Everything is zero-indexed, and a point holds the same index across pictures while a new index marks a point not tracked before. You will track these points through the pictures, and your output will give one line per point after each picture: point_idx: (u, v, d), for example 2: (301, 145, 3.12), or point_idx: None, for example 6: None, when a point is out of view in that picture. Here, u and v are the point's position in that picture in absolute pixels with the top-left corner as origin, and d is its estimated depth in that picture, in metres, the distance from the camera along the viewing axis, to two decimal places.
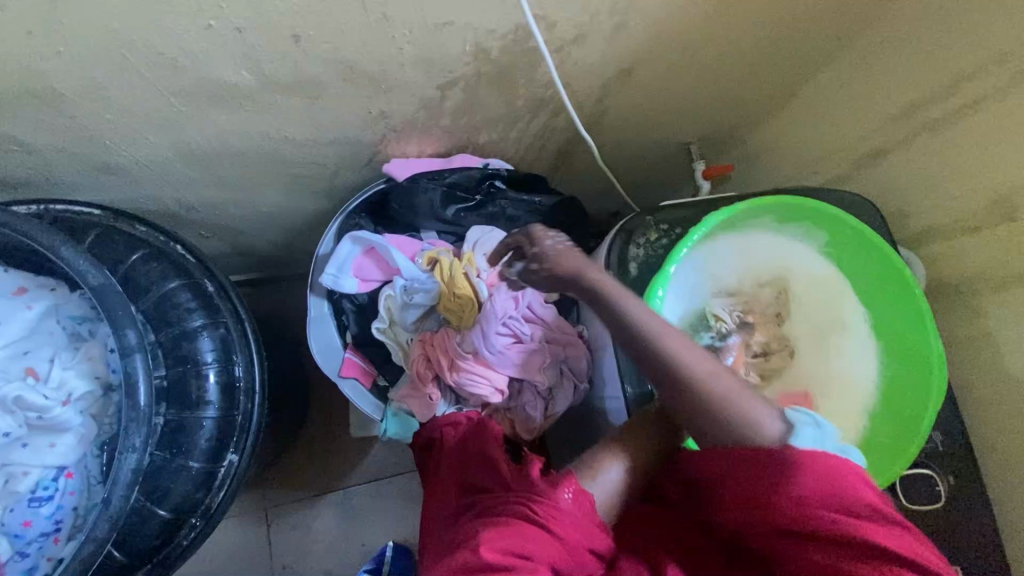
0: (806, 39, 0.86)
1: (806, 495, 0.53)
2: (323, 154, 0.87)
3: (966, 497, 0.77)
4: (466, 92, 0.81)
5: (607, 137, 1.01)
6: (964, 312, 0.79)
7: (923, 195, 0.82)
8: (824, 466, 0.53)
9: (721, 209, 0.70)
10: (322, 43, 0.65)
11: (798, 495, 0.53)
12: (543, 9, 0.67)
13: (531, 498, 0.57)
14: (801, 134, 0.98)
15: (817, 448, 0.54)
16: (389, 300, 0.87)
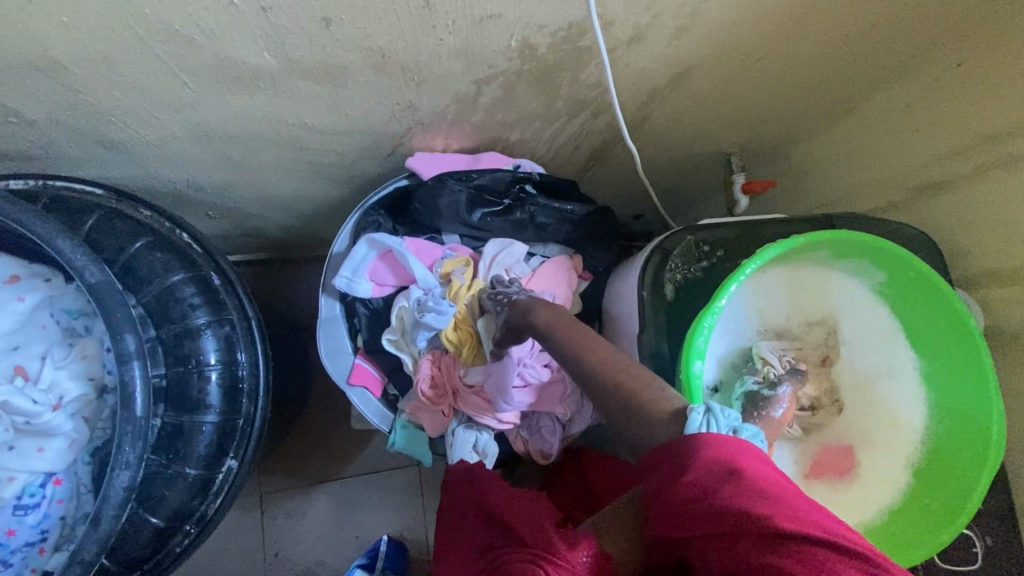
0: (878, 53, 0.78)
1: (743, 509, 0.42)
2: (343, 143, 0.81)
3: (1003, 560, 0.72)
4: (505, 88, 0.74)
5: (645, 142, 0.94)
6: (1020, 364, 0.74)
7: (988, 233, 0.75)
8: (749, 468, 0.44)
9: (778, 243, 0.64)
10: (355, 28, 0.58)
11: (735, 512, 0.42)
12: (603, 6, 0.60)
13: (546, 559, 0.53)
14: (855, 154, 0.92)
15: (736, 453, 0.46)
16: (402, 310, 0.82)
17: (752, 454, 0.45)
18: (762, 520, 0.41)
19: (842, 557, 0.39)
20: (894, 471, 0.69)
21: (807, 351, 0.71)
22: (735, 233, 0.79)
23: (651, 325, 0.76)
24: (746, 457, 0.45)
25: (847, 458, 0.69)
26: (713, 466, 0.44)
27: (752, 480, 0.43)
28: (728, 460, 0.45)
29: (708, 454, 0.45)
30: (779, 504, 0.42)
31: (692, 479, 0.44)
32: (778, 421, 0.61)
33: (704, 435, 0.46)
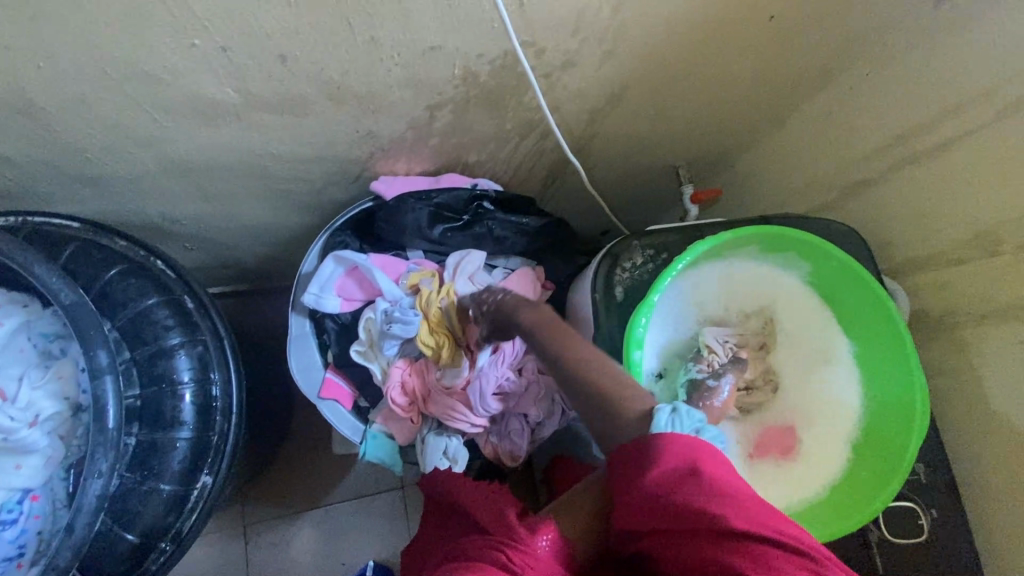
0: (795, 70, 0.86)
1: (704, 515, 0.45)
2: (310, 171, 0.87)
3: (949, 529, 0.76)
4: (455, 113, 0.81)
5: (596, 158, 1.01)
6: (947, 343, 0.79)
7: (907, 224, 0.82)
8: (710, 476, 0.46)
9: (708, 238, 0.70)
10: (309, 63, 0.64)
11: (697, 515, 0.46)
12: (532, 35, 0.68)
13: (509, 545, 0.55)
14: (789, 161, 0.99)
15: (701, 455, 0.48)
16: (369, 323, 0.86)
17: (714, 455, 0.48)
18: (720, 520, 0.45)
19: (783, 555, 0.44)
20: (838, 445, 0.73)
21: (747, 338, 0.76)
22: (677, 236, 0.85)
23: (605, 326, 0.81)
24: (709, 459, 0.48)
25: (790, 438, 0.74)
26: (679, 467, 0.47)
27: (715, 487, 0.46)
28: (693, 461, 0.47)
29: (675, 454, 0.47)
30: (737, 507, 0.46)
31: (662, 480, 0.47)
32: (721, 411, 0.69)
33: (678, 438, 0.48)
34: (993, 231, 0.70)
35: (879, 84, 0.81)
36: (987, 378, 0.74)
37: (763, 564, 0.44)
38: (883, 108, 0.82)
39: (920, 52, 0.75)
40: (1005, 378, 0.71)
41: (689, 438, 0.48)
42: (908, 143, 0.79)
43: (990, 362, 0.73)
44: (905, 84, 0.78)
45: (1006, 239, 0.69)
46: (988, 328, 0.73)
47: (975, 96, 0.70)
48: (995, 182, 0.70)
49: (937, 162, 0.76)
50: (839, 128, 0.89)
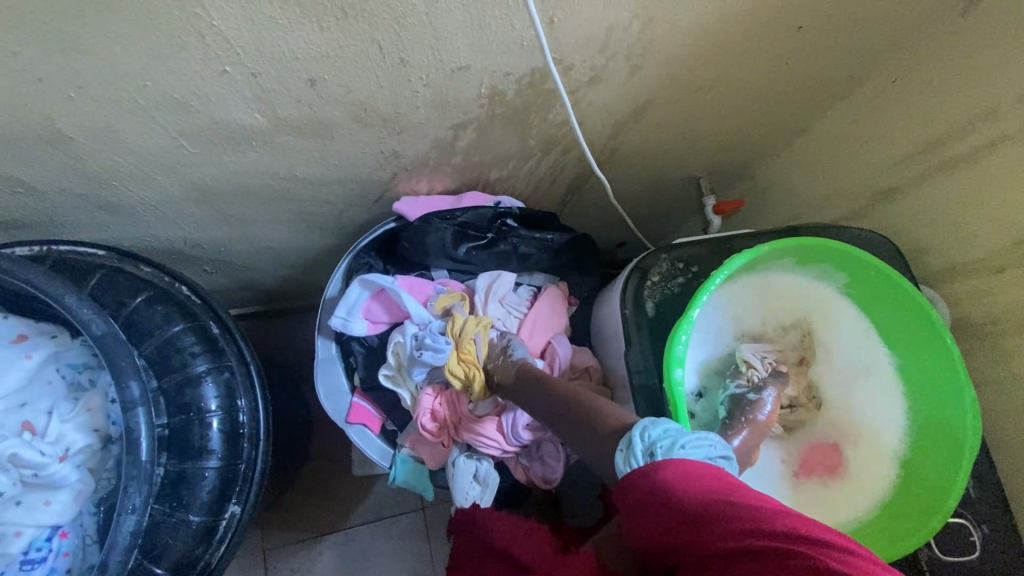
0: (819, 79, 0.85)
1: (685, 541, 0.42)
2: (333, 192, 0.86)
3: (1004, 549, 0.72)
4: (479, 131, 0.80)
5: (617, 172, 1.00)
6: (990, 353, 0.76)
7: (941, 232, 0.80)
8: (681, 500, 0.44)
9: (743, 252, 0.69)
10: (338, 86, 0.64)
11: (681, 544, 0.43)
12: (559, 53, 0.67)
13: None
14: (813, 170, 0.98)
15: (670, 478, 0.46)
16: (397, 346, 0.83)
17: (687, 475, 0.46)
18: (701, 545, 0.41)
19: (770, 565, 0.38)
20: (880, 462, 0.72)
21: (787, 352, 0.75)
22: (706, 249, 0.83)
23: (635, 342, 0.79)
24: (683, 481, 0.45)
25: (836, 456, 0.72)
26: (649, 500, 0.46)
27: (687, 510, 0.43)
28: (662, 489, 0.45)
29: (641, 488, 0.47)
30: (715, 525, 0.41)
31: (641, 519, 0.46)
32: (766, 425, 0.67)
33: (626, 476, 0.49)
34: None
35: (906, 91, 0.80)
36: None
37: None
38: (911, 115, 0.80)
39: (951, 58, 0.74)
40: None
41: (648, 470, 0.47)
42: (940, 150, 0.78)
43: None
44: (933, 91, 0.77)
45: None
46: None
47: (1010, 101, 0.69)
48: None
49: (971, 169, 0.75)
50: (865, 136, 0.88)
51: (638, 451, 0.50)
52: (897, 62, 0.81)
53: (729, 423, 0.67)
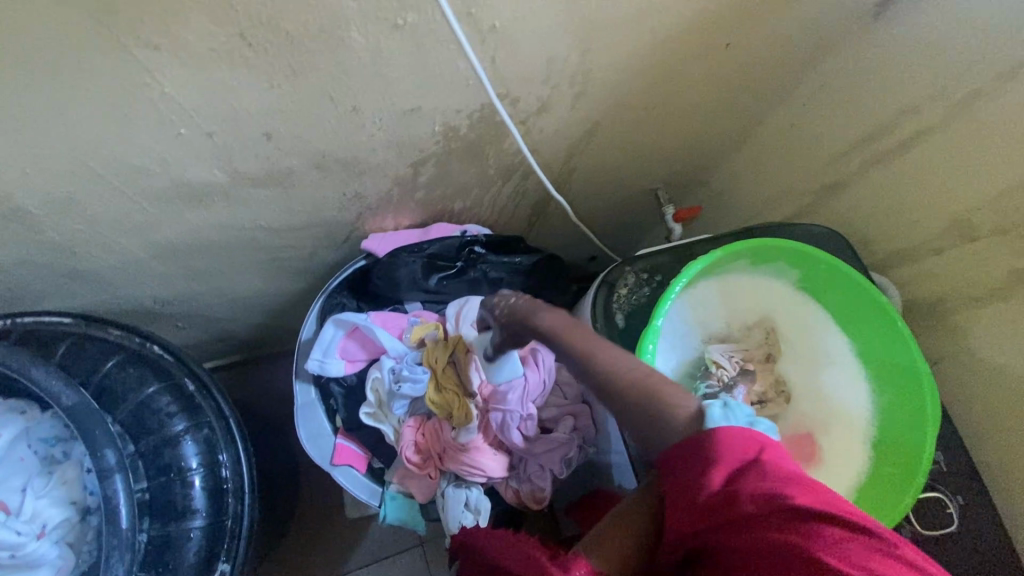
0: (754, 89, 0.90)
1: (775, 497, 0.42)
2: (301, 236, 0.87)
3: (978, 518, 0.75)
4: (438, 166, 0.83)
5: (577, 191, 1.03)
6: (943, 331, 0.80)
7: (884, 221, 0.85)
8: (772, 464, 0.44)
9: (699, 259, 0.72)
10: (294, 137, 0.66)
11: (767, 499, 0.42)
12: (506, 88, 0.70)
13: None
14: (763, 172, 1.02)
15: (754, 441, 0.46)
16: (376, 382, 0.84)
17: (767, 448, 0.47)
18: (791, 500, 0.41)
19: (855, 535, 0.40)
20: (854, 447, 0.74)
21: (752, 351, 0.78)
22: (668, 257, 0.86)
23: None
24: (765, 450, 0.46)
25: (809, 446, 0.74)
26: (740, 455, 0.45)
27: (779, 473, 0.44)
28: (752, 450, 0.46)
29: (730, 442, 0.46)
30: (808, 490, 0.43)
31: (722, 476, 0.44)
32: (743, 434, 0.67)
33: (721, 428, 0.47)
34: (968, 218, 0.73)
35: (833, 94, 0.86)
36: (987, 360, 0.75)
37: (840, 546, 0.39)
38: (840, 115, 0.86)
39: (868, 62, 0.80)
40: (1004, 357, 0.73)
41: (741, 428, 0.47)
42: (871, 145, 0.83)
43: (989, 344, 0.74)
44: (856, 92, 0.83)
45: (980, 225, 0.72)
46: (982, 311, 0.74)
47: (924, 98, 0.75)
48: (958, 173, 0.73)
49: (901, 161, 0.80)
50: (802, 138, 0.93)
51: (726, 405, 0.49)
52: (821, 69, 0.87)
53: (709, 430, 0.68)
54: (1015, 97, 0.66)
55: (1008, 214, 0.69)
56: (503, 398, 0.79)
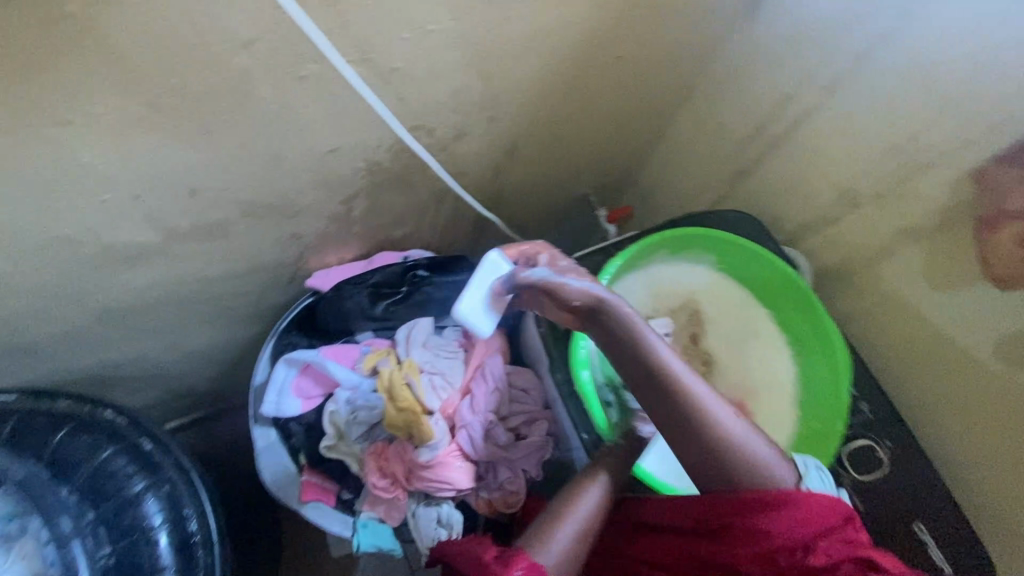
0: (656, 95, 0.98)
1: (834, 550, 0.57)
2: (245, 282, 0.90)
3: (906, 457, 0.81)
4: (369, 199, 0.86)
5: (511, 206, 1.09)
6: (847, 292, 0.87)
7: (785, 200, 0.92)
8: (838, 519, 0.59)
9: (616, 257, 0.79)
10: (221, 189, 0.69)
11: (829, 553, 0.57)
12: (419, 120, 0.75)
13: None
14: (680, 169, 1.10)
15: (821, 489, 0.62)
16: (333, 415, 0.86)
17: (835, 499, 0.61)
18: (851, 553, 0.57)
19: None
20: (784, 409, 0.80)
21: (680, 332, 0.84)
22: None
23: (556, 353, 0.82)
24: (839, 503, 0.61)
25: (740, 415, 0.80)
26: (824, 513, 0.59)
27: (841, 533, 0.59)
28: (831, 502, 0.60)
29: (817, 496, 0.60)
30: (858, 538, 0.59)
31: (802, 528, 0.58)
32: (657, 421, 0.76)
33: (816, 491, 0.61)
34: (849, 188, 0.82)
35: (723, 92, 0.95)
36: (887, 312, 0.82)
37: None
38: (732, 110, 0.94)
39: (747, 60, 0.88)
40: (901, 308, 0.80)
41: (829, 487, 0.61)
42: (763, 132, 0.91)
43: (887, 297, 0.82)
44: (741, 88, 0.91)
45: (860, 192, 0.80)
46: (877, 270, 0.82)
47: (797, 86, 0.83)
48: (834, 149, 0.82)
49: (788, 144, 0.88)
50: (707, 133, 1.01)
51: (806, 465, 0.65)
52: (711, 70, 0.95)
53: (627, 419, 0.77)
54: (867, 78, 0.75)
55: (881, 180, 0.77)
56: (459, 413, 0.88)
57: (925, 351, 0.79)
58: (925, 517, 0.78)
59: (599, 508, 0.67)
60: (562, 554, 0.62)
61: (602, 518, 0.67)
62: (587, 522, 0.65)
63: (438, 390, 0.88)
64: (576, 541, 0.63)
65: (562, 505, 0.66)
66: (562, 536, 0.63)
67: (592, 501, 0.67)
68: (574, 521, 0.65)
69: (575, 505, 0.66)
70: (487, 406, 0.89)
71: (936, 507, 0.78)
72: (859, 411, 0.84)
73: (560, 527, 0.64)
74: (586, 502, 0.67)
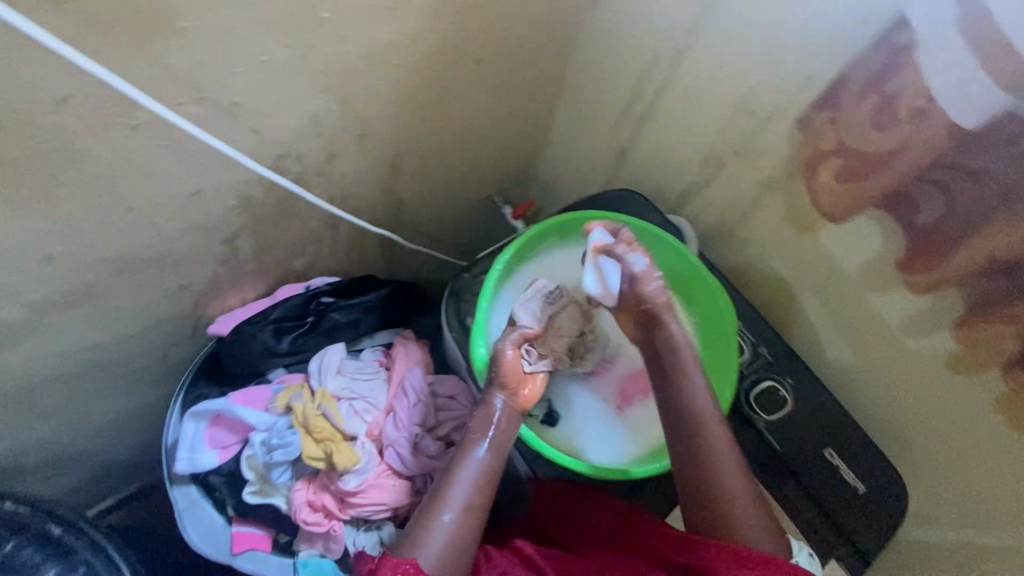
0: (530, 90, 0.99)
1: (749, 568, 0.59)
2: (141, 340, 0.87)
3: (807, 390, 0.86)
4: (253, 236, 0.85)
5: (413, 219, 1.08)
6: (731, 250, 0.91)
7: (665, 172, 0.96)
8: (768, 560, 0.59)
9: (504, 251, 0.81)
10: (80, 253, 0.67)
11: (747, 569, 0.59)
12: (282, 150, 0.73)
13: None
14: (574, 154, 1.12)
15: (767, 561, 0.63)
16: (251, 460, 0.85)
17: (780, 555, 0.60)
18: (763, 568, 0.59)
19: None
20: None
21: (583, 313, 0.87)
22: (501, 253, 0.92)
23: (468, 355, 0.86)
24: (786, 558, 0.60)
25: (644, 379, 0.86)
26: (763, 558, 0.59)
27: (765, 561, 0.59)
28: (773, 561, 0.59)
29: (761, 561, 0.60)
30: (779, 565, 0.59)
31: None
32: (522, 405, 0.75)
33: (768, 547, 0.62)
34: (712, 151, 0.86)
35: (590, 77, 0.97)
36: (767, 261, 0.86)
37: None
38: (601, 93, 0.97)
39: (603, 45, 0.91)
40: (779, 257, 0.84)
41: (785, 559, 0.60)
42: (631, 111, 0.94)
43: (765, 249, 0.85)
44: (603, 72, 0.94)
45: (721, 154, 0.84)
46: (751, 224, 0.85)
47: (648, 64, 0.86)
48: (691, 117, 0.85)
49: (653, 118, 0.92)
50: (587, 118, 1.03)
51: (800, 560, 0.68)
52: (577, 58, 0.97)
53: (489, 385, 0.75)
54: (703, 48, 0.78)
55: (735, 140, 0.81)
56: (384, 432, 0.87)
57: (809, 292, 0.83)
58: (829, 440, 0.84)
59: (477, 486, 0.67)
60: (439, 548, 0.62)
61: (483, 494, 0.67)
62: (465, 506, 0.65)
63: (363, 414, 0.88)
64: (457, 529, 0.64)
65: (434, 497, 0.66)
66: (438, 529, 0.63)
67: (467, 483, 0.67)
68: (448, 510, 0.64)
69: (448, 493, 0.66)
70: (411, 420, 0.88)
71: (835, 429, 0.84)
72: (760, 356, 0.88)
73: (434, 521, 0.64)
74: (457, 486, 0.66)
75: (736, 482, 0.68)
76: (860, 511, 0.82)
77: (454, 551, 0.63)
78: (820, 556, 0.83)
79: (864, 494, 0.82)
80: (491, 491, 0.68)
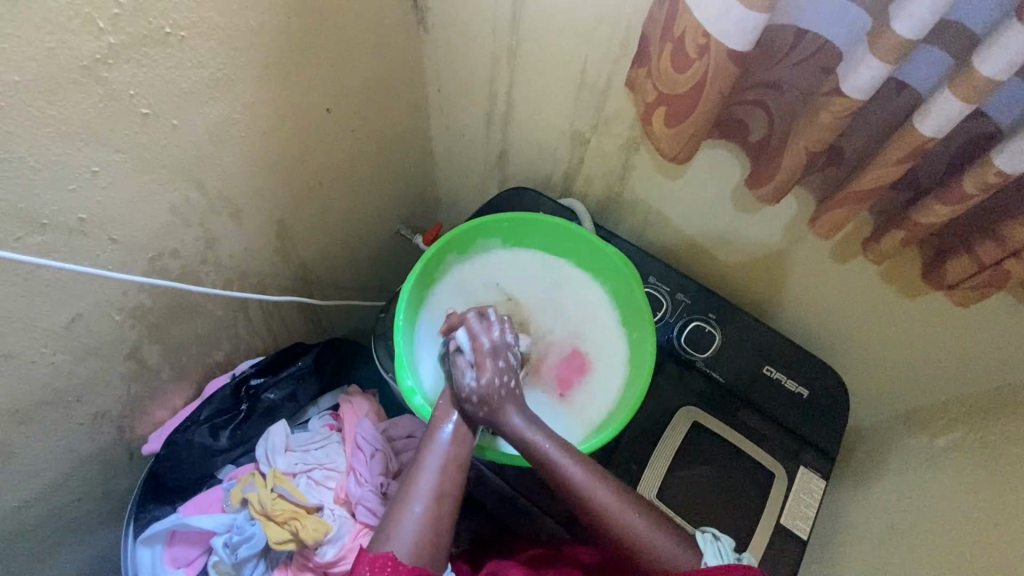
0: (400, 121, 1.01)
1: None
2: (70, 482, 0.82)
3: (728, 318, 0.90)
4: (157, 344, 0.82)
5: (325, 276, 1.07)
6: (628, 210, 0.96)
7: (544, 160, 0.99)
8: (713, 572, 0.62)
9: (404, 282, 0.81)
10: None
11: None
12: (153, 249, 0.72)
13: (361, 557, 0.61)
14: (463, 167, 1.14)
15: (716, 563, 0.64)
16: (218, 566, 0.83)
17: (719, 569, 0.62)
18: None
19: None
20: (609, 335, 0.89)
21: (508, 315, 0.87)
22: None
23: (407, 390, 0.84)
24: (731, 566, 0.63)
25: (577, 359, 0.88)
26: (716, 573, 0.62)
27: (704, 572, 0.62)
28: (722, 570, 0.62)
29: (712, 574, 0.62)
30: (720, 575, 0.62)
31: None
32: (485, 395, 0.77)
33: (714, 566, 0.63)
34: (576, 129, 0.89)
35: (451, 94, 1.00)
36: (660, 208, 0.91)
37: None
38: (463, 105, 1.00)
39: (449, 61, 0.94)
40: (669, 201, 0.89)
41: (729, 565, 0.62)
42: (495, 113, 0.97)
43: (655, 198, 0.90)
44: (459, 84, 0.97)
45: (585, 130, 0.89)
46: (634, 183, 0.91)
47: (493, 67, 0.89)
48: (548, 104, 0.89)
49: (516, 116, 0.95)
50: (462, 132, 1.06)
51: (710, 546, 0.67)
52: (433, 78, 0.99)
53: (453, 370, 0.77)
54: (534, 40, 0.81)
55: (594, 112, 0.85)
56: (349, 490, 0.85)
57: (704, 227, 0.88)
58: (762, 358, 0.88)
59: (445, 474, 0.69)
60: (411, 540, 0.64)
61: (452, 480, 0.69)
62: (435, 494, 0.67)
63: (324, 482, 0.87)
64: (427, 518, 0.66)
65: (405, 488, 0.68)
66: (410, 518, 0.65)
67: (435, 471, 0.69)
68: (418, 501, 0.66)
69: (416, 484, 0.68)
70: (375, 471, 0.86)
71: (763, 346, 0.89)
72: (679, 301, 0.91)
73: (402, 516, 0.66)
74: (425, 477, 0.68)
75: (612, 503, 0.67)
76: (810, 414, 0.86)
77: (424, 539, 0.65)
78: (791, 466, 0.83)
79: (809, 397, 0.86)
80: (458, 479, 0.70)
